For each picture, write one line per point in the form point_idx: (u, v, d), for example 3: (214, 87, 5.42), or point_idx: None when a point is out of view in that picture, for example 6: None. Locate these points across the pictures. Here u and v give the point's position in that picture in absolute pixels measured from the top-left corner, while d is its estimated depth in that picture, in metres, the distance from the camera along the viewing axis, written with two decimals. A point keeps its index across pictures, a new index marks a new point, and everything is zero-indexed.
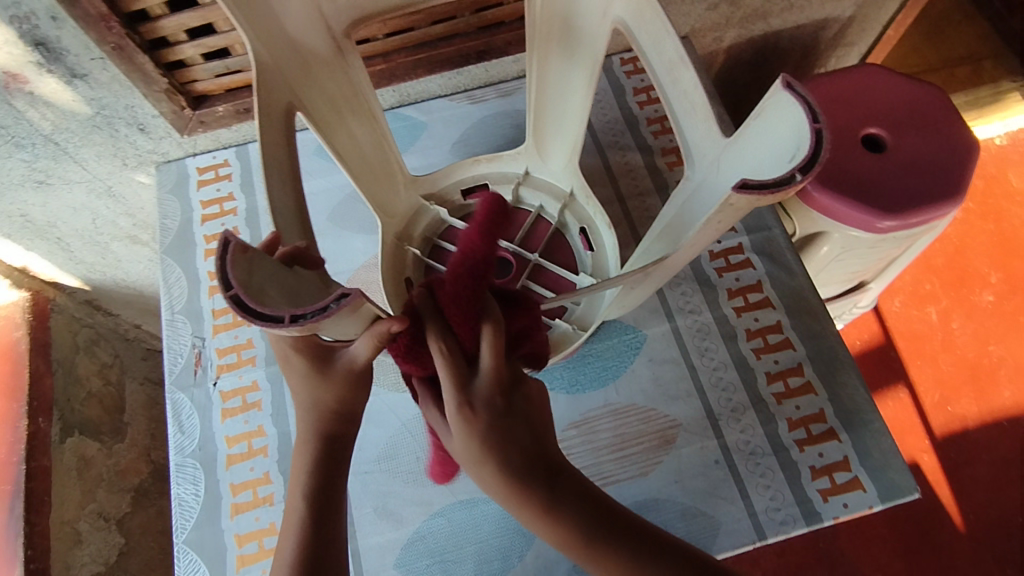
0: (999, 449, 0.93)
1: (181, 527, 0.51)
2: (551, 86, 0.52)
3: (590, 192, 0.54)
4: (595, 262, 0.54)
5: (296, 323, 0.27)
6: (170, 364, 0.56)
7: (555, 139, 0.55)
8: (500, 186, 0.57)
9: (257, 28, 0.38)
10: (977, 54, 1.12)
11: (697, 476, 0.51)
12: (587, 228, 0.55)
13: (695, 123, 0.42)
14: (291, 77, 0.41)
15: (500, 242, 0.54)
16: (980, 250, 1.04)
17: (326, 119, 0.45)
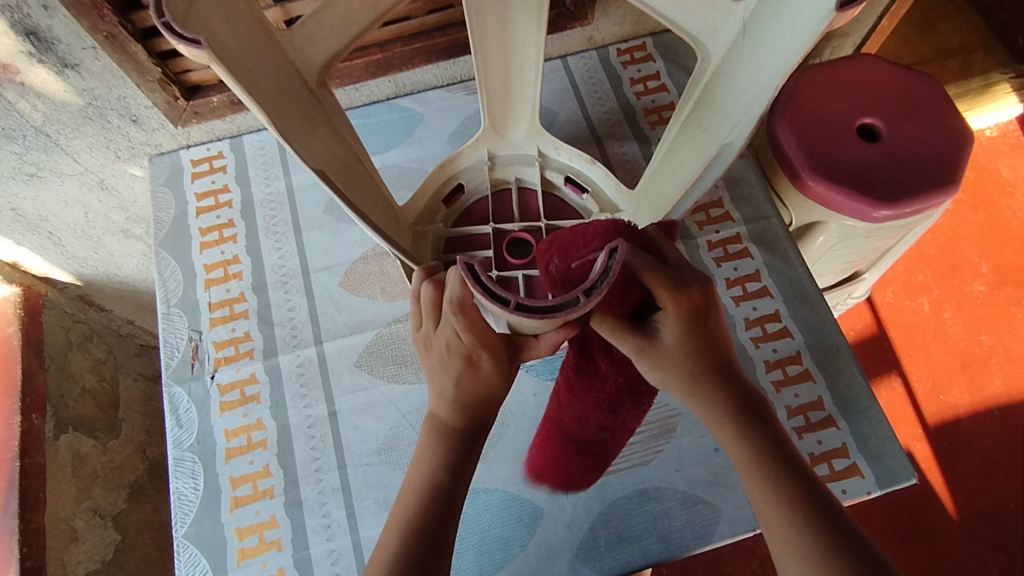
0: (990, 436, 0.95)
1: (180, 521, 0.50)
2: (502, 56, 0.52)
3: (556, 142, 0.57)
4: (597, 199, 0.56)
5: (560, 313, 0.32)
6: (167, 357, 0.56)
7: (510, 112, 0.55)
8: (474, 181, 0.57)
9: (258, 92, 0.34)
10: (968, 46, 1.12)
11: (698, 464, 0.51)
12: (572, 175, 0.57)
13: (691, 11, 0.43)
14: (296, 129, 0.37)
15: (504, 228, 0.55)
16: (971, 241, 1.05)
17: (340, 177, 0.41)
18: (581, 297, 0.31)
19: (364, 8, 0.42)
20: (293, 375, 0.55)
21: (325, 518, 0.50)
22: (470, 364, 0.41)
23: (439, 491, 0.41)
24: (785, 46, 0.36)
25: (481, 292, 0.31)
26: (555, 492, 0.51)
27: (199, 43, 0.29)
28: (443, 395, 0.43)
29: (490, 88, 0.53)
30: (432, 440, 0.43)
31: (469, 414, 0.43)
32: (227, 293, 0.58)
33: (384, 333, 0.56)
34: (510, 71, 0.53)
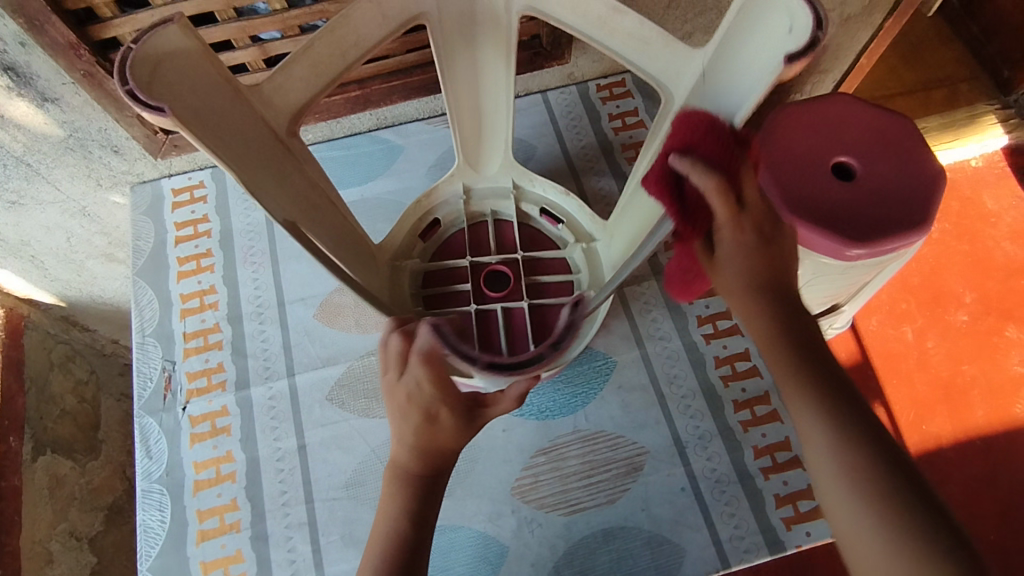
0: (970, 468, 0.95)
1: (146, 554, 0.50)
2: (473, 98, 0.53)
3: (531, 175, 0.57)
4: (573, 231, 0.57)
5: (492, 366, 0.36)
6: (140, 387, 0.56)
7: (484, 151, 0.56)
8: (450, 215, 0.57)
9: (230, 150, 0.36)
10: (953, 78, 1.15)
11: (664, 504, 0.51)
12: (547, 207, 0.57)
13: (653, 56, 0.44)
14: (268, 184, 0.38)
15: (481, 261, 0.55)
16: (954, 270, 1.05)
17: (316, 227, 0.42)
18: (546, 353, 0.38)
19: (335, 58, 0.43)
20: (264, 408, 0.55)
21: (291, 553, 0.50)
22: (430, 419, 0.40)
23: (400, 544, 0.41)
24: (741, 96, 0.36)
25: (455, 354, 0.37)
26: (520, 530, 0.51)
27: (162, 109, 0.31)
28: (405, 445, 0.41)
29: (463, 127, 0.54)
30: (393, 490, 0.43)
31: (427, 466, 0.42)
32: (202, 323, 0.58)
33: (356, 366, 0.56)
34: (483, 113, 0.55)
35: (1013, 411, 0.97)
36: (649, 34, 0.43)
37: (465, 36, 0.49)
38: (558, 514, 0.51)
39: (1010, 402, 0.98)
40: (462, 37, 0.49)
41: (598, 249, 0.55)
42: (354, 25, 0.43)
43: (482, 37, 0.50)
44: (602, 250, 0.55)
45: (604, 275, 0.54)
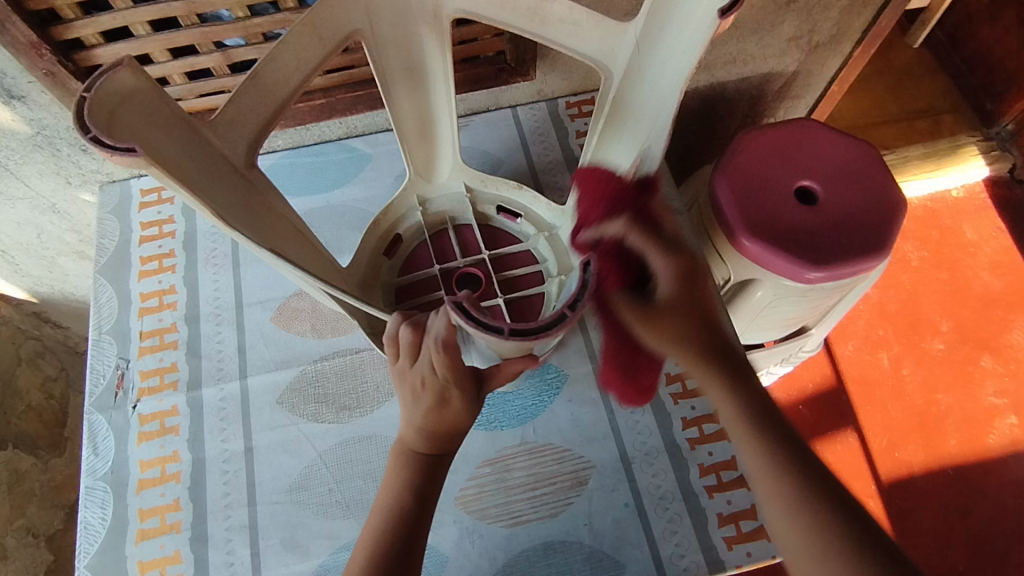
0: (942, 498, 0.91)
1: (84, 552, 0.50)
2: (412, 98, 0.53)
3: (481, 176, 0.58)
4: (533, 222, 0.58)
5: (516, 333, 0.34)
6: (92, 384, 0.56)
7: (432, 158, 0.57)
8: (409, 225, 0.58)
9: (199, 191, 0.34)
10: (935, 109, 1.15)
11: (607, 519, 0.51)
12: (504, 203, 0.58)
13: (584, 36, 0.43)
14: (241, 219, 0.37)
15: (449, 266, 0.56)
16: (933, 300, 1.02)
17: (286, 256, 0.41)
18: (567, 311, 0.35)
19: (279, 83, 0.42)
20: (213, 409, 0.55)
21: (229, 555, 0.50)
22: (442, 403, 0.40)
23: (404, 518, 0.40)
24: (674, 74, 0.39)
25: (475, 327, 0.34)
26: (461, 540, 0.50)
27: (136, 151, 0.29)
28: (416, 427, 0.41)
29: (409, 133, 0.55)
30: (398, 467, 0.42)
31: (435, 446, 0.42)
32: (159, 323, 0.59)
33: (309, 370, 0.57)
34: (423, 115, 0.54)
35: (987, 442, 0.93)
36: (580, 18, 0.42)
37: (396, 32, 0.47)
38: (500, 526, 0.51)
39: (984, 432, 0.94)
40: (394, 33, 0.47)
41: (560, 235, 0.56)
42: (293, 51, 0.42)
43: (419, 35, 0.48)
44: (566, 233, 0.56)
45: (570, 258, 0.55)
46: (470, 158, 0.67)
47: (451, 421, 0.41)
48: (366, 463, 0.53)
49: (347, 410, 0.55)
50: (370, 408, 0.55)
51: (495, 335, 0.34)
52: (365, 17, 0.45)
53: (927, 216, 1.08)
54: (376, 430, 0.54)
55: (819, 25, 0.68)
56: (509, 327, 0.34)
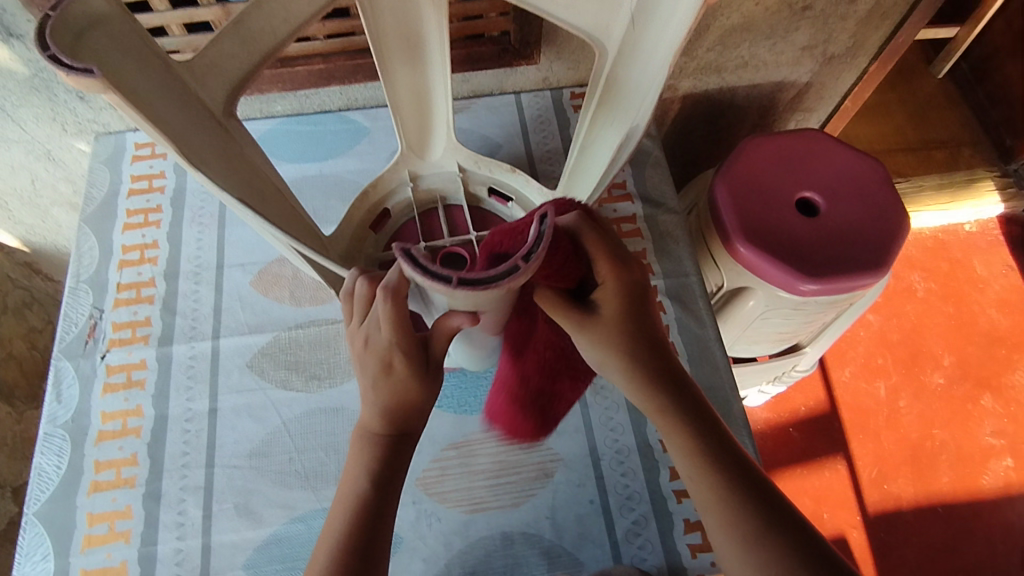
0: (928, 536, 0.87)
1: (35, 498, 0.49)
2: (407, 70, 0.51)
3: (475, 156, 0.57)
4: (523, 206, 0.57)
5: (463, 283, 0.30)
6: (63, 331, 0.56)
7: (426, 133, 0.56)
8: (397, 202, 0.57)
9: (167, 125, 0.34)
10: (956, 141, 1.12)
11: (570, 515, 0.50)
12: (495, 185, 0.57)
13: (580, 10, 0.41)
14: (211, 163, 0.36)
15: (436, 245, 0.53)
16: (936, 332, 0.99)
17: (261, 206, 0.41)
18: (519, 262, 0.30)
19: (262, 38, 0.41)
20: (182, 366, 0.54)
21: (180, 516, 0.49)
22: (386, 368, 0.38)
23: (366, 508, 0.37)
24: (659, 61, 0.38)
25: (422, 276, 0.30)
26: (418, 522, 0.49)
27: (91, 71, 0.28)
28: (375, 404, 0.39)
29: (401, 108, 0.54)
30: (361, 453, 0.39)
31: (397, 426, 0.39)
32: (138, 277, 0.58)
33: (283, 336, 0.56)
34: (417, 86, 0.53)
35: (981, 482, 0.90)
36: None
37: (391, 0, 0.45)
38: (459, 511, 0.49)
39: (978, 472, 0.90)
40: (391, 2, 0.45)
41: None
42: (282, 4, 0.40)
43: (416, 6, 0.46)
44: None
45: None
46: (468, 140, 0.66)
47: (404, 397, 0.38)
48: (330, 434, 0.52)
49: (316, 379, 0.54)
50: (340, 380, 0.54)
51: (440, 285, 0.30)
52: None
53: (937, 247, 1.05)
54: (343, 403, 0.53)
55: (835, 35, 0.66)
56: (455, 275, 0.30)
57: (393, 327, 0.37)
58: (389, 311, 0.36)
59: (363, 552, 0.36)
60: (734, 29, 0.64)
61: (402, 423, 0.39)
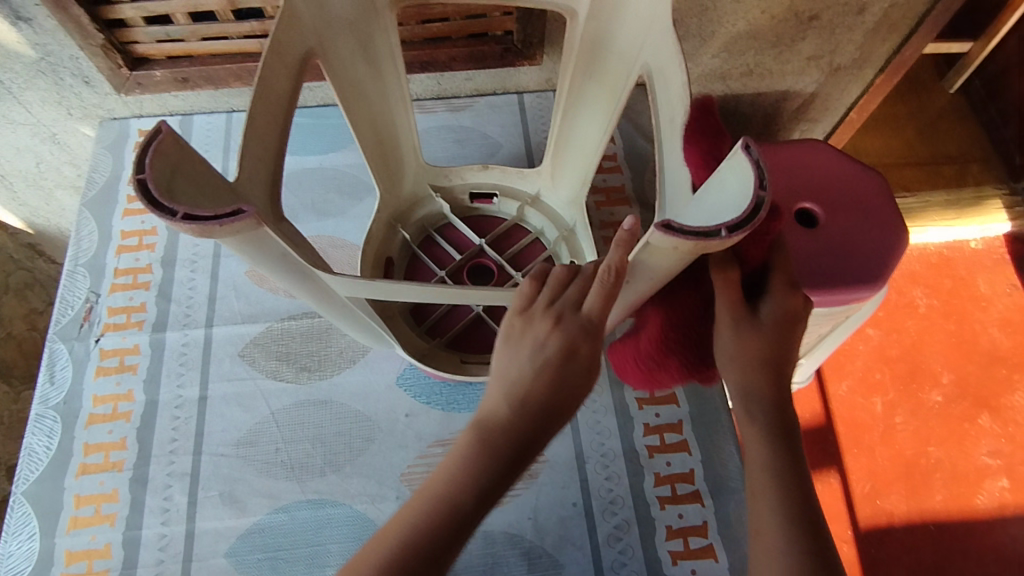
0: (919, 554, 0.87)
1: (24, 478, 0.50)
2: (364, 93, 0.48)
3: (440, 171, 0.56)
4: (506, 197, 0.57)
5: (730, 232, 0.29)
6: (59, 314, 0.56)
7: (398, 171, 0.55)
8: (394, 250, 0.54)
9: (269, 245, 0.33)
10: (965, 157, 1.11)
11: (552, 516, 0.50)
12: (475, 190, 0.57)
13: None
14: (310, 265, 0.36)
15: (454, 267, 0.53)
16: (936, 349, 0.98)
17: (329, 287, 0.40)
18: (761, 193, 0.29)
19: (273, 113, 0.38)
20: (175, 353, 0.55)
21: (166, 501, 0.49)
22: (568, 355, 0.34)
23: (456, 511, 0.33)
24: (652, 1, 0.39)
25: (694, 239, 0.29)
26: None
27: (242, 211, 0.28)
28: (512, 393, 0.35)
29: (378, 155, 0.51)
30: (471, 448, 0.34)
31: (528, 425, 0.34)
32: (135, 262, 0.58)
33: (275, 327, 0.56)
34: (378, 106, 0.50)
35: (974, 502, 0.89)
36: None
37: (326, 13, 0.41)
38: None
39: (972, 492, 0.90)
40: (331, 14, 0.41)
41: (544, 199, 0.57)
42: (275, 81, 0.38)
43: (371, 36, 0.45)
44: (551, 194, 0.57)
45: (565, 215, 0.56)
46: (469, 139, 0.66)
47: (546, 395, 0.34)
48: (318, 426, 0.52)
49: (306, 371, 0.54)
50: (330, 372, 0.54)
51: (707, 241, 0.29)
52: (310, 27, 0.40)
53: (941, 264, 1.04)
54: (332, 395, 0.53)
55: (841, 46, 0.66)
56: (722, 227, 0.29)
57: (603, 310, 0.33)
58: (602, 295, 0.33)
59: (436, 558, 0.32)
60: (740, 37, 0.64)
61: (528, 420, 0.34)
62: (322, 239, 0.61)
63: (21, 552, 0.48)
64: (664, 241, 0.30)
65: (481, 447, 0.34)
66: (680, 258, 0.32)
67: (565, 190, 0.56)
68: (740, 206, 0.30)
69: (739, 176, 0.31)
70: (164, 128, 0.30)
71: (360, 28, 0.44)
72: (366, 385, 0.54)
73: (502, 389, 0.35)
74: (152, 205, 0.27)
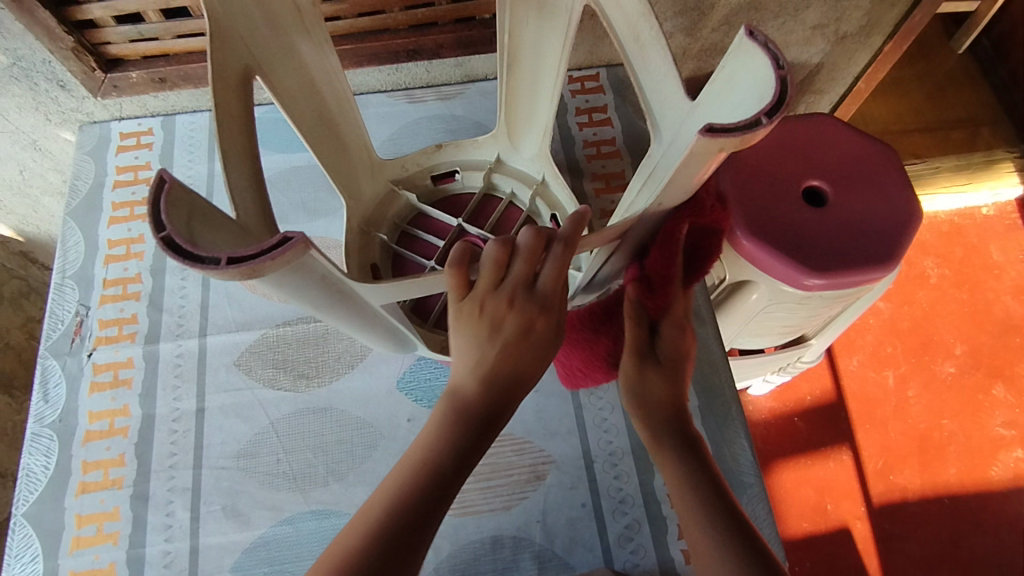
0: (934, 528, 0.85)
1: (24, 499, 0.49)
2: (306, 101, 0.44)
3: (395, 163, 0.53)
4: (468, 171, 0.55)
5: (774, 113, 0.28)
6: (49, 329, 0.55)
7: (355, 175, 0.50)
8: (374, 252, 0.51)
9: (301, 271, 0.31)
10: (975, 120, 1.07)
11: (560, 518, 0.49)
12: (435, 172, 0.54)
13: None
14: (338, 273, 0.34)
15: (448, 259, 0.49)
16: (948, 319, 0.96)
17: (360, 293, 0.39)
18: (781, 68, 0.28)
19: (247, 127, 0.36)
20: (170, 364, 0.53)
21: (168, 517, 0.48)
22: (524, 331, 0.36)
23: (435, 470, 0.34)
24: None
25: (740, 134, 0.28)
26: None
27: (289, 238, 0.26)
28: (479, 364, 0.36)
29: (334, 162, 0.48)
30: (447, 417, 0.36)
31: (497, 389, 0.36)
32: (124, 273, 0.57)
33: (270, 334, 0.54)
34: (323, 109, 0.46)
35: (989, 474, 0.88)
36: None
37: (248, 20, 0.37)
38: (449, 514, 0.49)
39: (987, 464, 0.88)
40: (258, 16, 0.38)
41: (505, 158, 0.55)
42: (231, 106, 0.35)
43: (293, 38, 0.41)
44: (514, 156, 0.54)
45: (533, 172, 0.54)
46: (461, 128, 0.63)
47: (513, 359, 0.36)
48: (318, 435, 0.51)
49: (304, 377, 0.53)
50: (328, 379, 0.53)
51: (759, 128, 0.28)
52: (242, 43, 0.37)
53: (952, 232, 1.02)
54: (331, 402, 0.52)
55: (848, 13, 0.63)
56: (761, 115, 0.28)
57: (554, 280, 0.36)
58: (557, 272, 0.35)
59: (414, 521, 0.33)
60: (742, 8, 0.61)
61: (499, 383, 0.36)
62: (314, 241, 0.59)
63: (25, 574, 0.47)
64: (710, 146, 0.29)
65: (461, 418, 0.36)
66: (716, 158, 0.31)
67: (527, 148, 0.54)
68: (764, 97, 0.29)
69: (756, 69, 0.30)
70: (167, 177, 0.27)
71: (290, 25, 0.40)
72: (366, 391, 0.53)
73: (467, 362, 0.36)
74: (188, 258, 0.25)
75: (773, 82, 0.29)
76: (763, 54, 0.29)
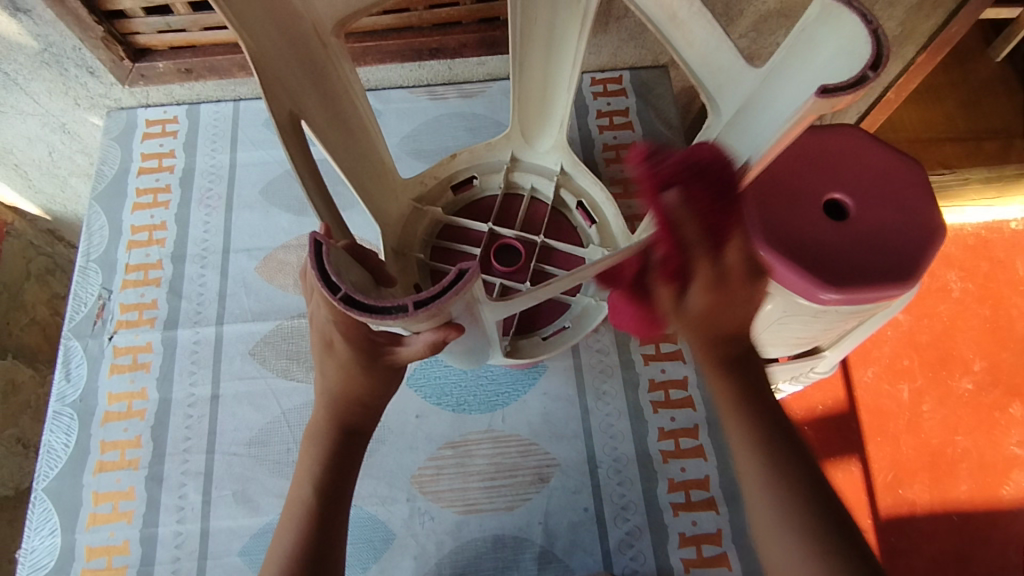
0: (941, 544, 0.84)
1: (44, 474, 0.51)
2: (345, 134, 0.44)
3: (420, 177, 0.53)
4: (485, 177, 0.54)
5: (880, 65, 0.29)
6: (73, 310, 0.56)
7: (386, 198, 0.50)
8: (411, 271, 0.50)
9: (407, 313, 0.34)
10: (1009, 131, 1.03)
11: (562, 522, 0.49)
12: (456, 180, 0.54)
13: None
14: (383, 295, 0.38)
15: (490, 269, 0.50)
16: (968, 334, 0.94)
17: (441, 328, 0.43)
18: (870, 21, 0.30)
19: (309, 171, 0.37)
20: (187, 350, 0.55)
21: (180, 499, 0.50)
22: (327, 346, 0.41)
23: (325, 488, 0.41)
24: None
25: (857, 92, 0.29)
26: (411, 520, 0.49)
27: (466, 270, 0.30)
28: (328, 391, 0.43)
29: (374, 195, 0.47)
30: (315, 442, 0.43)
31: (353, 409, 0.43)
32: (146, 258, 0.58)
33: (286, 325, 0.55)
34: (359, 139, 0.46)
35: (1001, 493, 0.86)
36: None
37: (286, 69, 0.37)
38: (452, 511, 0.49)
39: (998, 482, 0.87)
40: (292, 59, 0.37)
41: (518, 155, 0.54)
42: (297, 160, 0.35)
43: (319, 70, 0.41)
44: (528, 151, 0.54)
45: (549, 163, 0.54)
46: (481, 127, 0.63)
47: (369, 395, 0.42)
48: None
49: None
50: None
51: (875, 73, 0.29)
52: (286, 94, 0.36)
53: (978, 246, 0.99)
54: None
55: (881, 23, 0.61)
56: (865, 69, 0.29)
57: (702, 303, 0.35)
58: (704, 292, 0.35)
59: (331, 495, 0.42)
60: (770, 15, 0.60)
61: (353, 418, 0.43)
62: None
63: (43, 547, 0.49)
64: (819, 107, 0.30)
65: (314, 433, 0.43)
66: (805, 116, 0.31)
67: (541, 142, 0.54)
68: (859, 56, 0.30)
69: (842, 30, 0.32)
70: (319, 237, 0.30)
71: (313, 59, 0.40)
72: None
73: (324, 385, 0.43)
74: (383, 313, 0.29)
75: (865, 36, 0.30)
76: (853, 15, 0.31)
